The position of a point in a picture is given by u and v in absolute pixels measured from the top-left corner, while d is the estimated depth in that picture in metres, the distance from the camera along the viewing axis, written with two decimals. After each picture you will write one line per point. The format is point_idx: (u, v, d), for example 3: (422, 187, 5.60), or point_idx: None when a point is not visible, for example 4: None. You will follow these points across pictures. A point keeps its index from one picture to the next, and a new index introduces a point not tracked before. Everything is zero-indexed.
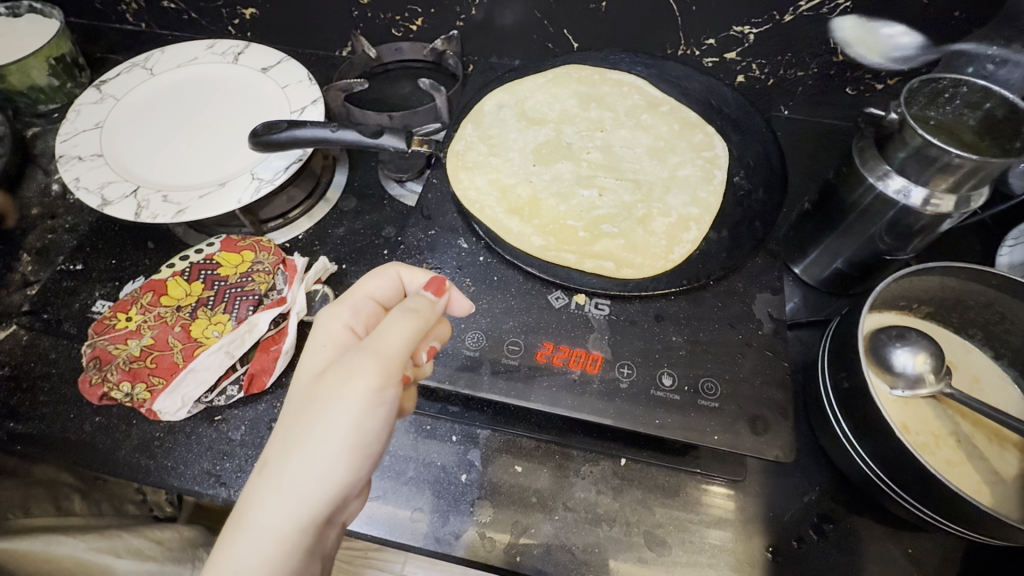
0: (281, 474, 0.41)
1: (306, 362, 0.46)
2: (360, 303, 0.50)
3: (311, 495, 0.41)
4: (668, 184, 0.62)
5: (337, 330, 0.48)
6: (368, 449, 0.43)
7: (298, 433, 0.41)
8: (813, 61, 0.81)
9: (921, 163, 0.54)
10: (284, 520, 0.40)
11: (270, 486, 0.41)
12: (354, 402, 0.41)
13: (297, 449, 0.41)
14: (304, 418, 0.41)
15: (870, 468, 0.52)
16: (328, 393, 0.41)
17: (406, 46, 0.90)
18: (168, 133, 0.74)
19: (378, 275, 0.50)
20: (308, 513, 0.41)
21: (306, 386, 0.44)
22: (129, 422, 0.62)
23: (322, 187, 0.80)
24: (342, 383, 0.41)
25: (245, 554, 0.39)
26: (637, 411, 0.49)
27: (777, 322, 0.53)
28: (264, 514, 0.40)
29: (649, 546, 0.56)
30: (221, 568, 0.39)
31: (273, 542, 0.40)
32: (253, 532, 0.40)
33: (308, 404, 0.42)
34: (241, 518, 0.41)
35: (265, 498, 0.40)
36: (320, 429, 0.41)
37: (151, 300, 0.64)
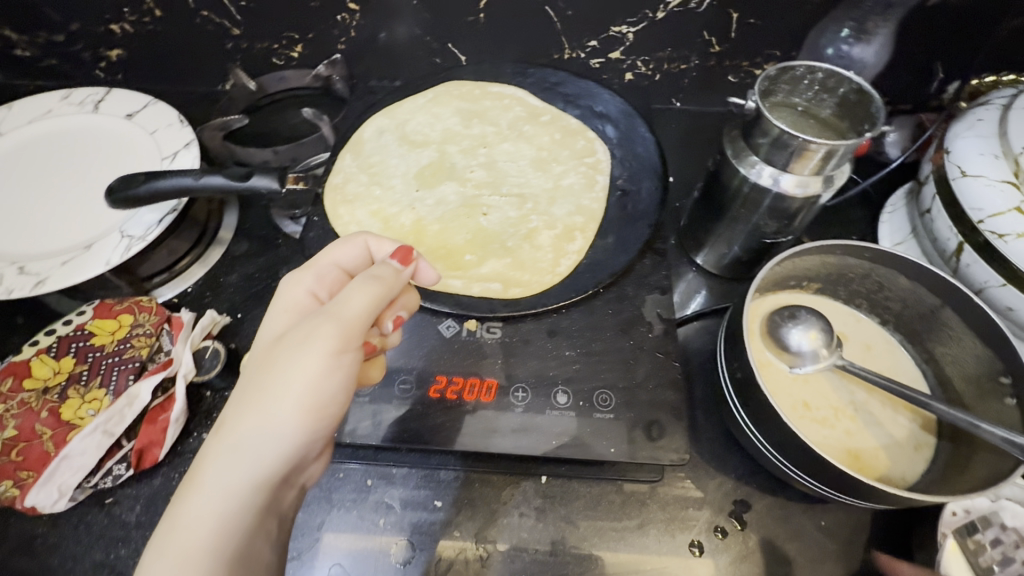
0: (239, 431, 0.39)
1: (267, 326, 0.45)
2: (325, 270, 0.49)
3: (269, 453, 0.39)
4: (554, 194, 0.62)
5: (300, 295, 0.47)
6: (329, 412, 0.42)
7: (262, 388, 0.40)
8: (692, 54, 0.83)
9: (783, 151, 0.55)
10: (239, 478, 0.38)
11: (227, 443, 0.39)
12: (317, 360, 0.40)
13: (257, 405, 0.40)
14: (266, 375, 0.40)
15: (770, 452, 0.53)
16: (291, 351, 0.41)
17: (289, 73, 0.86)
18: (22, 197, 0.68)
19: (343, 243, 0.50)
20: (265, 473, 0.39)
21: (269, 346, 0.43)
22: (6, 521, 0.57)
23: (210, 233, 0.76)
24: (307, 340, 0.41)
25: (194, 513, 0.36)
26: (535, 433, 0.48)
27: (666, 322, 0.54)
28: (220, 468, 0.38)
29: (576, 562, 0.56)
30: (170, 532, 0.36)
31: (228, 501, 0.37)
32: (207, 488, 0.37)
33: (270, 363, 0.41)
34: (192, 478, 0.38)
35: (221, 455, 0.38)
36: (283, 384, 0.40)
37: (11, 385, 0.58)
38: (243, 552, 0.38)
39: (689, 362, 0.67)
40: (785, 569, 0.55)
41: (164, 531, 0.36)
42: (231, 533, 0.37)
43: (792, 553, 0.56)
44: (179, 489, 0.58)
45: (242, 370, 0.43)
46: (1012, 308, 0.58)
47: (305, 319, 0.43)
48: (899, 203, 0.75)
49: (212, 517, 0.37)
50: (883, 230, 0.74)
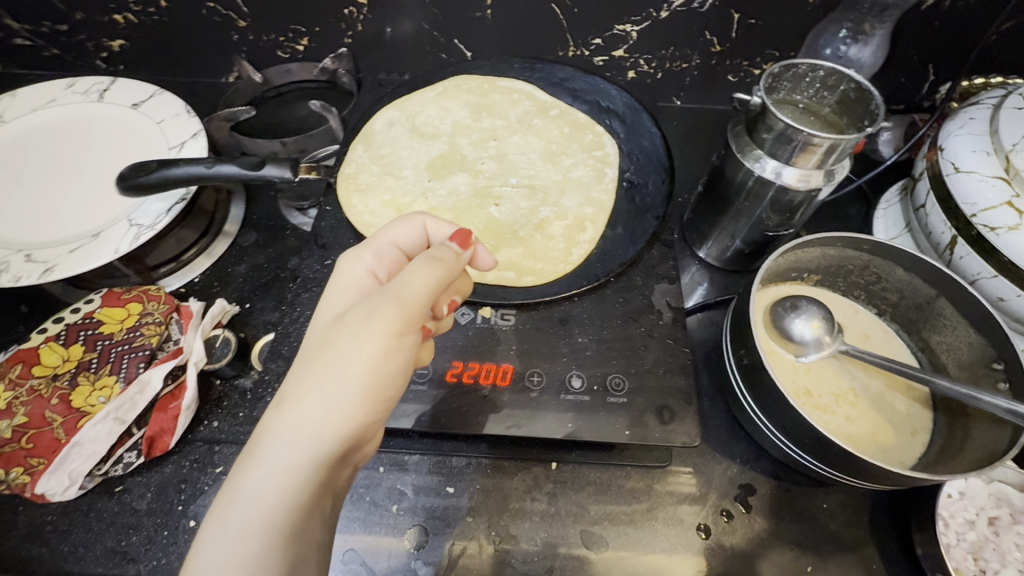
0: (298, 405, 0.39)
1: (327, 304, 0.46)
2: (384, 251, 0.49)
3: (326, 431, 0.39)
4: (564, 186, 0.63)
5: (360, 275, 0.47)
6: (387, 393, 0.42)
7: (321, 366, 0.41)
8: (694, 53, 0.85)
9: (787, 145, 0.57)
10: (298, 454, 0.38)
11: (286, 417, 0.39)
12: (376, 340, 0.41)
13: (318, 383, 0.40)
14: (327, 353, 0.41)
15: (776, 436, 0.54)
16: (352, 330, 0.41)
17: (295, 67, 0.87)
18: (27, 185, 0.67)
19: (403, 223, 0.50)
20: (323, 449, 0.39)
21: (330, 322, 0.44)
22: (16, 508, 0.57)
23: (217, 224, 0.76)
24: (365, 320, 0.41)
25: (253, 485, 0.37)
26: (550, 417, 0.49)
27: (676, 310, 0.55)
28: (280, 442, 0.38)
29: (587, 545, 0.57)
30: (230, 501, 0.37)
31: (286, 476, 0.37)
32: (266, 462, 0.38)
33: (329, 342, 0.42)
34: (254, 450, 0.39)
35: (281, 428, 0.39)
36: (341, 362, 0.40)
37: (21, 373, 0.57)
38: (299, 529, 0.38)
39: (693, 351, 0.68)
40: (789, 550, 0.57)
41: (224, 500, 0.37)
42: (288, 509, 0.37)
43: (796, 536, 0.58)
44: (190, 476, 0.58)
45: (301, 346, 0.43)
46: (1003, 298, 0.60)
47: (365, 298, 0.43)
48: (894, 199, 0.77)
49: (269, 491, 0.37)
50: (878, 225, 0.77)
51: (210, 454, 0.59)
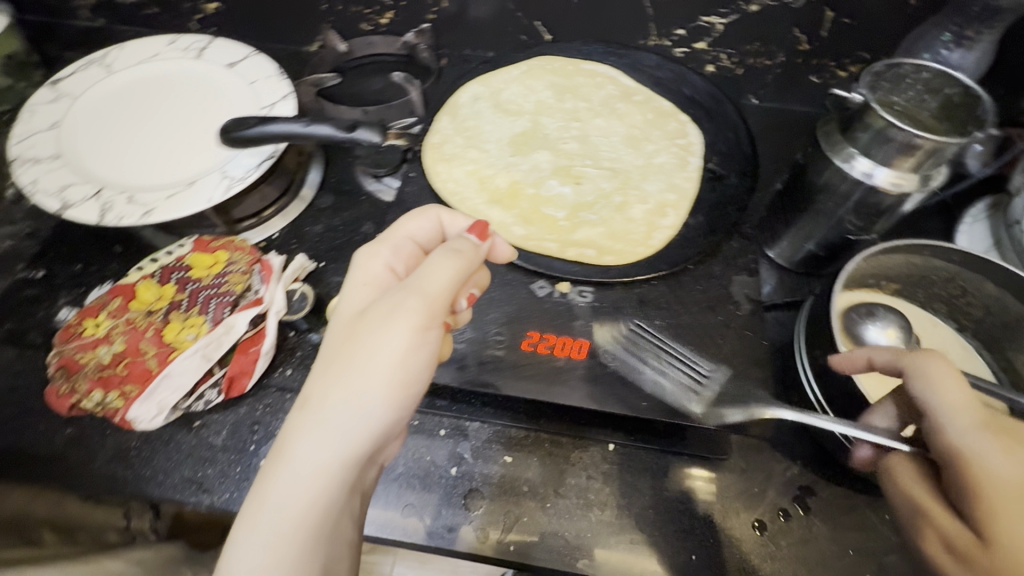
0: (323, 407, 0.41)
1: (347, 300, 0.47)
2: (401, 245, 0.50)
3: (353, 432, 0.41)
4: (645, 172, 0.63)
5: (378, 270, 0.48)
6: (413, 389, 0.43)
7: (342, 367, 0.42)
8: (779, 49, 0.83)
9: (885, 144, 0.56)
10: (325, 456, 0.40)
11: (311, 419, 0.41)
12: (400, 337, 0.42)
13: (341, 384, 0.41)
14: (350, 353, 0.42)
15: (844, 437, 0.54)
16: (374, 330, 0.42)
17: (377, 39, 0.88)
18: (131, 132, 0.71)
19: (418, 217, 0.51)
20: (350, 450, 0.41)
21: (349, 322, 0.45)
22: (104, 432, 0.60)
23: (296, 185, 0.78)
24: (385, 321, 0.42)
25: (283, 488, 0.39)
26: (625, 394, 0.50)
27: (754, 303, 0.54)
28: (305, 446, 0.40)
29: (641, 527, 0.57)
30: (262, 504, 0.39)
31: (315, 477, 0.40)
32: (293, 465, 0.40)
33: (351, 342, 0.43)
34: (281, 452, 0.40)
35: (306, 431, 0.40)
36: (364, 364, 0.41)
37: (120, 305, 0.62)
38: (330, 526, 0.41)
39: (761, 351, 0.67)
40: (846, 556, 0.56)
41: (255, 502, 0.39)
42: (319, 507, 0.40)
43: (855, 543, 0.57)
44: (263, 419, 0.61)
45: (322, 346, 0.45)
46: None
47: (384, 296, 0.44)
48: (981, 215, 0.74)
49: (299, 493, 0.39)
50: (962, 239, 0.74)
51: (282, 400, 0.62)
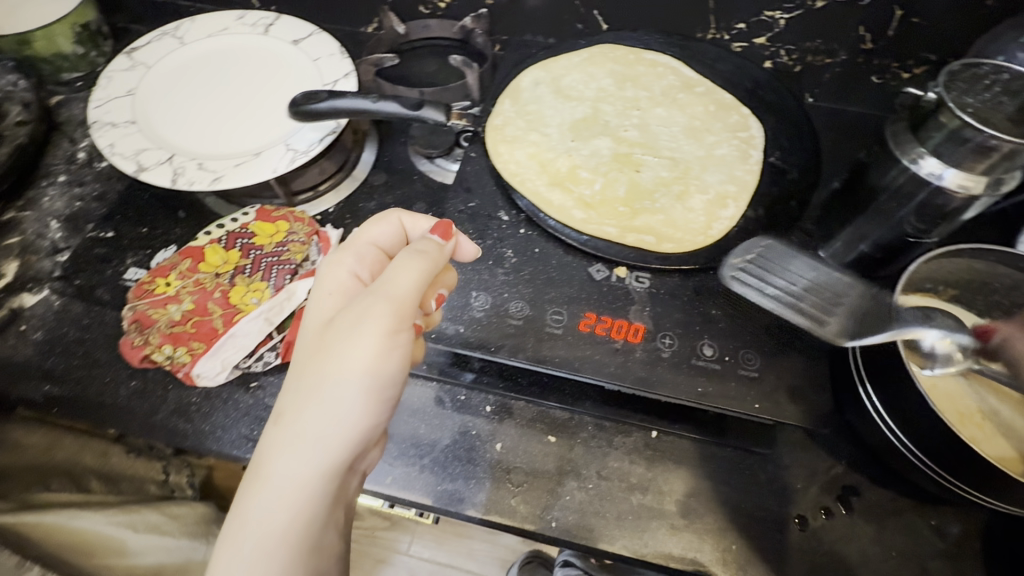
0: (299, 421, 0.42)
1: (314, 310, 0.47)
2: (364, 251, 0.50)
3: (329, 442, 0.42)
4: (705, 163, 0.64)
5: (343, 278, 0.49)
6: (388, 394, 0.44)
7: (313, 379, 0.42)
8: (842, 48, 0.81)
9: (957, 144, 0.55)
10: (303, 468, 0.41)
11: (287, 433, 0.42)
12: (369, 344, 0.42)
13: (313, 397, 0.42)
14: (319, 365, 0.43)
15: (898, 439, 0.53)
16: (340, 341, 0.43)
17: (433, 23, 0.88)
18: (201, 103, 0.74)
19: (379, 222, 0.51)
20: (328, 460, 0.42)
21: (317, 333, 0.45)
22: (166, 387, 0.63)
23: (351, 163, 0.80)
24: (352, 331, 0.42)
25: (263, 504, 0.41)
26: (679, 379, 0.51)
27: (813, 298, 0.55)
28: (284, 460, 0.41)
29: (681, 514, 0.58)
30: (245, 521, 0.41)
31: (296, 490, 0.41)
32: (272, 480, 0.41)
33: (319, 354, 0.43)
34: (260, 468, 0.41)
35: (284, 446, 0.41)
36: (335, 374, 0.42)
37: (189, 266, 0.65)
38: (317, 536, 0.42)
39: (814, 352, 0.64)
40: (889, 557, 0.56)
41: (238, 519, 0.41)
42: (304, 517, 0.41)
43: (898, 545, 0.57)
44: None
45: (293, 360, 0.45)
46: None
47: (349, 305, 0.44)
48: None
49: (280, 508, 0.41)
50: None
51: None
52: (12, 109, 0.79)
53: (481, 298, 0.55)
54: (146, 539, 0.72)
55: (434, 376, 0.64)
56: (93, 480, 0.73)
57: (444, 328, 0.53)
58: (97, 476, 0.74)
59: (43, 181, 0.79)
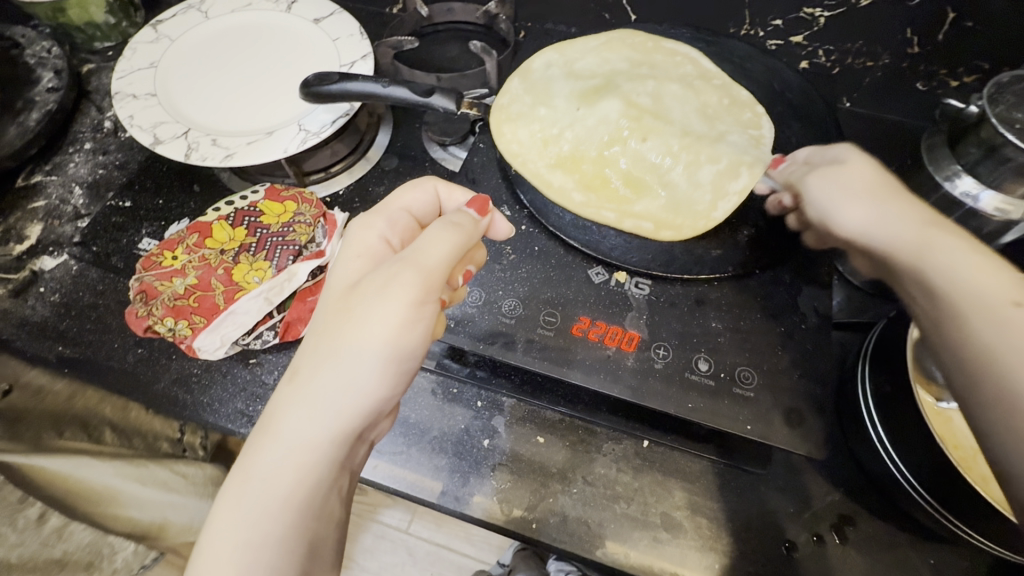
0: (315, 381, 0.40)
1: (339, 270, 0.46)
2: (397, 217, 0.49)
3: (345, 408, 0.40)
4: (703, 153, 0.60)
5: (373, 240, 0.47)
6: (408, 366, 0.42)
7: (334, 343, 0.41)
8: (886, 51, 0.76)
9: (997, 163, 0.51)
10: (315, 431, 0.39)
11: (302, 392, 0.40)
12: (395, 309, 0.40)
13: (331, 359, 0.41)
14: (342, 326, 0.41)
15: (903, 474, 0.51)
16: (364, 304, 0.41)
17: (457, 6, 0.86)
18: (221, 78, 0.74)
19: (414, 188, 0.51)
20: (341, 426, 0.40)
21: (342, 295, 0.44)
22: (170, 357, 0.65)
23: (365, 146, 0.79)
24: (379, 296, 0.41)
25: (269, 461, 0.39)
26: (669, 393, 0.50)
27: (822, 318, 0.53)
28: (294, 420, 0.39)
29: (665, 528, 0.57)
30: (247, 478, 0.39)
31: (304, 453, 0.39)
32: (281, 439, 0.39)
33: (343, 314, 0.42)
34: (269, 425, 0.40)
35: (296, 405, 0.40)
36: (356, 338, 0.40)
37: (197, 241, 0.66)
38: (320, 505, 0.40)
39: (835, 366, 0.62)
40: None
41: (240, 477, 0.39)
42: (310, 482, 0.39)
43: None
44: None
45: (314, 321, 0.44)
46: None
47: (378, 269, 0.43)
48: None
49: (287, 470, 0.39)
50: None
51: None
52: (44, 75, 0.80)
53: (475, 293, 0.55)
54: (152, 493, 0.77)
55: (429, 367, 0.64)
56: (107, 431, 0.77)
57: None
58: (111, 429, 0.78)
59: (69, 147, 0.81)
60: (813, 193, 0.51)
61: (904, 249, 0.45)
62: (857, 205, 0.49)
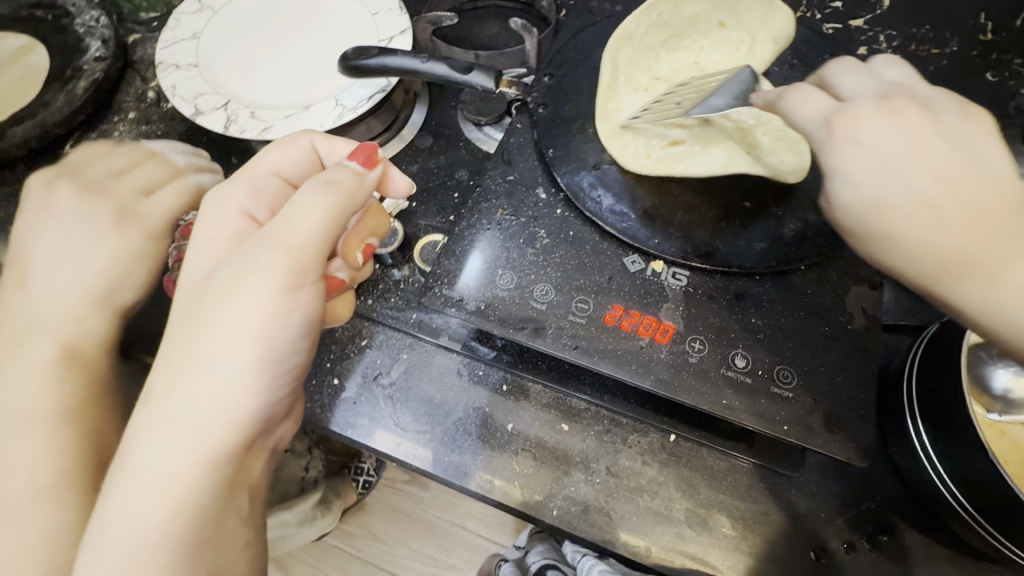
0: (172, 399, 0.40)
1: (196, 261, 0.46)
2: (262, 185, 0.50)
3: (212, 420, 0.40)
4: (671, 43, 0.71)
5: (234, 218, 0.48)
6: (283, 363, 0.43)
7: (195, 333, 0.41)
8: (954, 37, 0.70)
9: None
10: (180, 454, 0.39)
11: (158, 414, 0.40)
12: (263, 302, 0.41)
13: (187, 368, 0.41)
14: (199, 332, 0.41)
15: (947, 487, 0.49)
16: (223, 304, 0.41)
17: None
18: (260, 51, 0.74)
19: (284, 149, 0.51)
20: (211, 443, 0.40)
21: (200, 281, 0.44)
22: None
23: (399, 123, 0.77)
24: (243, 279, 0.41)
25: (131, 497, 0.38)
26: (704, 388, 0.49)
27: (869, 318, 0.52)
28: (163, 415, 0.40)
29: (688, 524, 0.56)
30: (111, 516, 0.38)
31: (170, 480, 0.38)
32: (140, 470, 0.39)
33: (198, 318, 0.42)
34: (126, 459, 0.39)
35: (154, 429, 0.39)
36: (220, 330, 0.41)
37: None
38: (214, 526, 0.40)
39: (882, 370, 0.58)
40: None
41: (101, 523, 0.38)
42: (190, 508, 0.39)
43: None
44: (341, 340, 0.65)
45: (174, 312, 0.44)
46: None
47: (239, 252, 0.42)
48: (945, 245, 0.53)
49: (156, 501, 0.38)
50: None
51: (360, 327, 0.65)
52: (92, 45, 0.81)
53: (507, 277, 0.54)
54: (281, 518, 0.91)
55: (457, 349, 0.63)
56: None
57: (466, 301, 0.53)
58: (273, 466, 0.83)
59: (114, 115, 0.82)
60: (931, 150, 0.39)
61: (951, 209, 0.37)
62: (925, 173, 0.38)
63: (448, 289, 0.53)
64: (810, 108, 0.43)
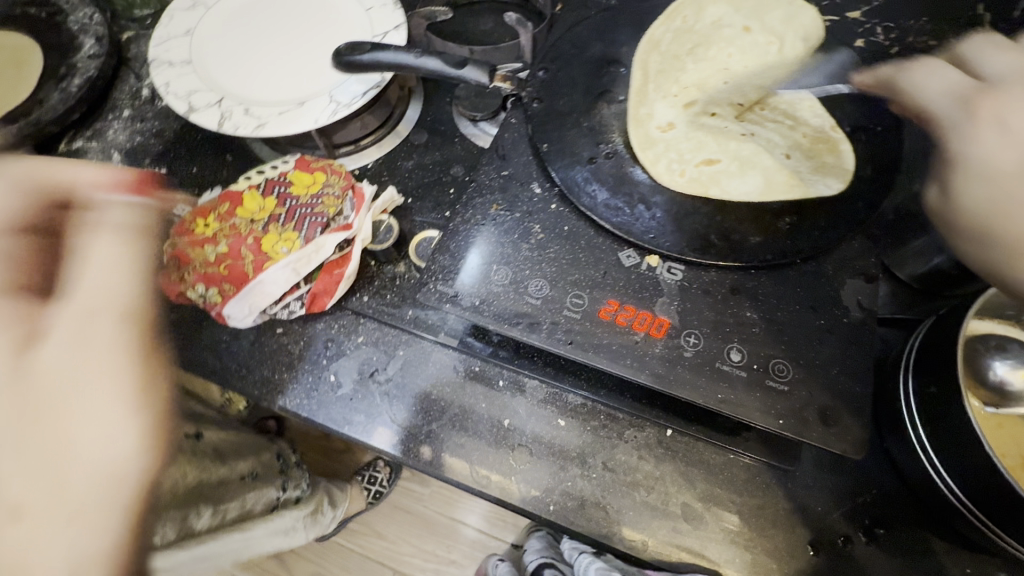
0: (47, 483, 0.35)
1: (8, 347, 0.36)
2: None
3: (119, 476, 0.36)
4: (696, 52, 0.73)
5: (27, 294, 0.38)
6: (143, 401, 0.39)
7: (61, 409, 0.36)
8: (951, 29, 0.70)
9: None
10: (88, 528, 0.34)
11: (31, 504, 0.34)
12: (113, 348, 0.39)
13: (59, 445, 0.36)
14: (66, 411, 0.36)
15: (943, 480, 0.49)
16: (101, 370, 0.38)
17: None
18: (254, 47, 0.74)
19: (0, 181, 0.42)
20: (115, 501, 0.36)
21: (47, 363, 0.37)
22: (199, 321, 0.66)
23: (394, 119, 0.77)
24: (104, 348, 0.38)
25: None
26: (699, 382, 0.49)
27: (866, 312, 0.52)
28: (40, 498, 0.35)
29: (685, 518, 0.56)
30: None
31: (86, 554, 0.34)
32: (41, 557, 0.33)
33: (60, 396, 0.36)
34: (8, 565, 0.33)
35: (35, 522, 0.34)
36: (97, 397, 0.37)
37: (229, 209, 0.64)
38: None
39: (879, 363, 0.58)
40: None
41: None
42: None
43: None
44: (336, 337, 0.65)
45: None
46: None
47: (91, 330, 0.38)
48: None
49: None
50: None
51: (356, 324, 0.65)
52: (85, 42, 0.81)
53: (502, 272, 0.54)
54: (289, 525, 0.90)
55: (453, 345, 0.63)
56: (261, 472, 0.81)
57: (461, 297, 0.53)
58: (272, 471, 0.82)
59: (108, 113, 0.82)
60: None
61: None
62: None
63: (443, 285, 0.53)
64: (944, 84, 0.45)
